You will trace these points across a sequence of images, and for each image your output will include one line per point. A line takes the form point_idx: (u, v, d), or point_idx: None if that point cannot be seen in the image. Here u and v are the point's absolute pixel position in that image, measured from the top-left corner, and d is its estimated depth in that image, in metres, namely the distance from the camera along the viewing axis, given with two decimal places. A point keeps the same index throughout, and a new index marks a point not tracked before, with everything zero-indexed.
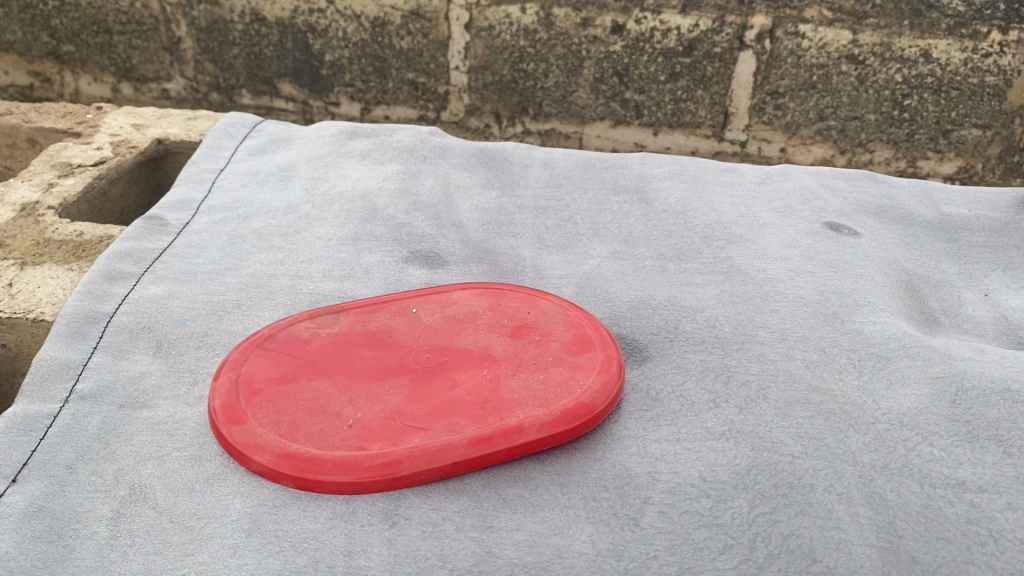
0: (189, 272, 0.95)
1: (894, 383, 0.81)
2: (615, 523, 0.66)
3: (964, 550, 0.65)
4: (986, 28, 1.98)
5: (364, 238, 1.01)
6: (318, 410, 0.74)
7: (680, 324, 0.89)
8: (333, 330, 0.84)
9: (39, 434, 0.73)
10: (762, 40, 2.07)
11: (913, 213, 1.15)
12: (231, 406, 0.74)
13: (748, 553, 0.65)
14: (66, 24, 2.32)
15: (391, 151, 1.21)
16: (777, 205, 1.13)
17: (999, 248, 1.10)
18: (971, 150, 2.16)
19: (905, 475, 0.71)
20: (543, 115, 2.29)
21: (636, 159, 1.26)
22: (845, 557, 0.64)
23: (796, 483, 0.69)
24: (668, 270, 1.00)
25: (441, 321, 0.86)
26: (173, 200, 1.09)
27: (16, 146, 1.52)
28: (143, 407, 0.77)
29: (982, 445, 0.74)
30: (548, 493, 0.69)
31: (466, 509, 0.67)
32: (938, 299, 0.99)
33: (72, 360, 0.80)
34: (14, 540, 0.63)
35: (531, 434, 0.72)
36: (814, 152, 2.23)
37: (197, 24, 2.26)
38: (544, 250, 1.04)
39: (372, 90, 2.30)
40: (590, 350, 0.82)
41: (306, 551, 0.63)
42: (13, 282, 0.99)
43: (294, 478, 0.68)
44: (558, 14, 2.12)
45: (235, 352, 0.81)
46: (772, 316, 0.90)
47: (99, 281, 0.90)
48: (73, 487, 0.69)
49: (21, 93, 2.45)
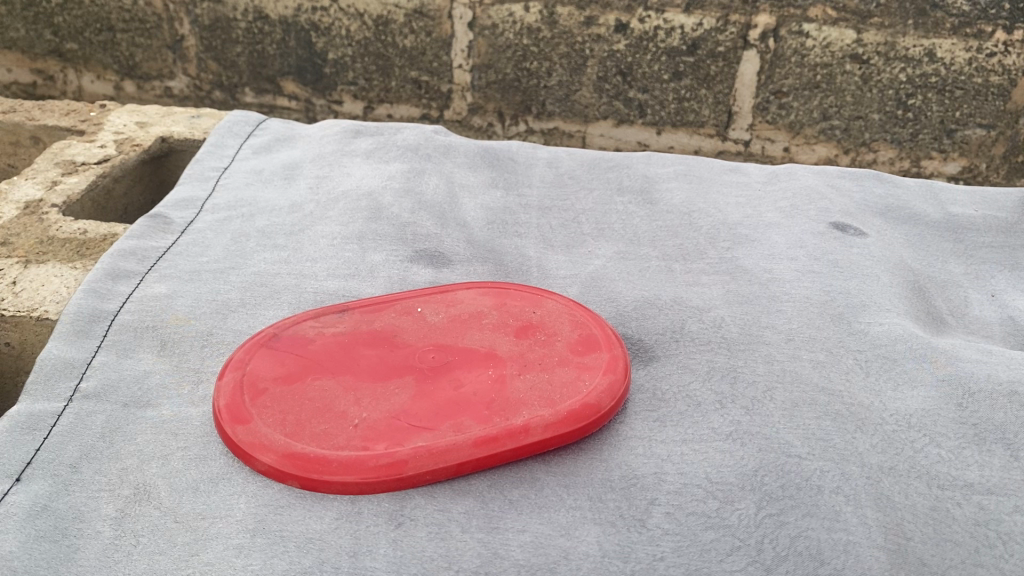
0: (193, 271, 0.95)
1: (901, 384, 0.80)
2: (622, 524, 0.66)
3: (973, 553, 0.65)
4: (991, 28, 1.97)
5: (369, 236, 1.01)
6: (324, 409, 0.73)
7: (685, 324, 0.89)
8: (338, 329, 0.84)
9: (43, 433, 0.72)
10: (765, 39, 2.07)
11: (919, 213, 1.14)
12: (236, 405, 0.74)
13: (755, 556, 0.64)
14: (68, 21, 2.32)
15: (396, 150, 1.21)
16: (782, 205, 1.12)
17: (1005, 249, 1.09)
18: (975, 150, 2.15)
19: (912, 477, 0.70)
20: (546, 114, 2.29)
21: (641, 158, 1.26)
22: (854, 559, 0.64)
23: (803, 484, 0.69)
24: (673, 270, 0.99)
25: (446, 321, 0.86)
26: (177, 199, 1.09)
27: (19, 143, 1.52)
28: (147, 407, 0.77)
29: (989, 448, 0.74)
30: (554, 494, 0.69)
31: (472, 510, 0.67)
32: (944, 300, 0.98)
33: (75, 360, 0.80)
34: (17, 540, 0.63)
35: (537, 434, 0.72)
36: (818, 152, 2.23)
37: (200, 22, 2.26)
38: (549, 250, 1.04)
39: (375, 88, 2.30)
40: (596, 350, 0.82)
41: (312, 552, 0.63)
42: (16, 280, 0.99)
43: (298, 478, 0.68)
44: (562, 13, 2.11)
45: (240, 351, 0.80)
46: (778, 317, 0.89)
47: (102, 279, 0.90)
48: (77, 487, 0.68)
49: (24, 91, 2.44)
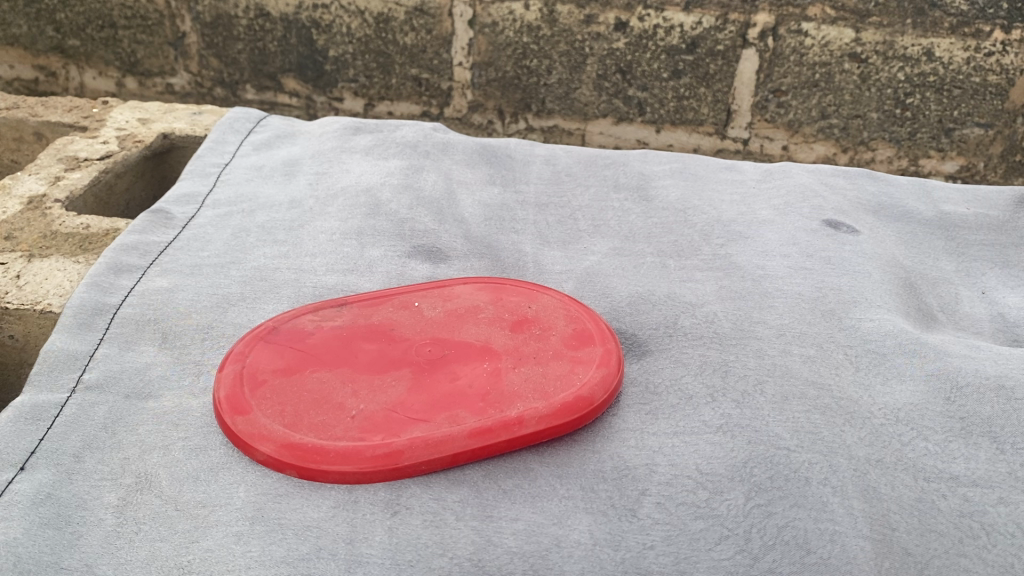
0: (194, 265, 0.96)
1: (890, 378, 0.82)
2: (613, 514, 0.67)
3: (956, 543, 0.67)
4: (988, 27, 1.99)
5: (368, 232, 1.03)
6: (322, 401, 0.75)
7: (679, 319, 0.90)
8: (337, 322, 0.85)
9: (46, 423, 0.74)
10: (765, 38, 2.08)
11: (912, 211, 1.15)
12: (236, 396, 0.75)
13: (743, 545, 0.66)
14: (71, 18, 2.33)
15: (395, 147, 1.22)
16: (776, 202, 1.14)
17: (997, 246, 1.11)
18: (973, 148, 2.16)
19: (899, 468, 0.72)
20: (546, 112, 2.30)
21: (637, 157, 1.27)
22: (839, 548, 0.65)
23: (792, 476, 0.70)
24: (667, 266, 1.01)
25: (443, 315, 0.87)
26: (178, 194, 1.10)
27: (22, 139, 1.53)
28: (148, 398, 0.78)
29: (975, 441, 0.75)
30: (547, 484, 0.70)
31: (467, 499, 0.68)
32: (935, 297, 1.00)
33: (79, 352, 0.82)
34: (22, 527, 0.64)
35: (531, 426, 0.73)
36: (816, 151, 2.24)
37: (202, 19, 2.27)
38: (545, 246, 1.06)
39: (375, 85, 2.31)
40: (590, 344, 0.83)
41: (310, 539, 0.64)
42: (21, 274, 1.01)
43: (297, 468, 0.69)
44: (562, 11, 2.12)
45: (240, 343, 0.82)
46: (770, 312, 0.91)
47: (104, 273, 0.92)
48: (80, 475, 0.70)
49: (25, 87, 2.45)
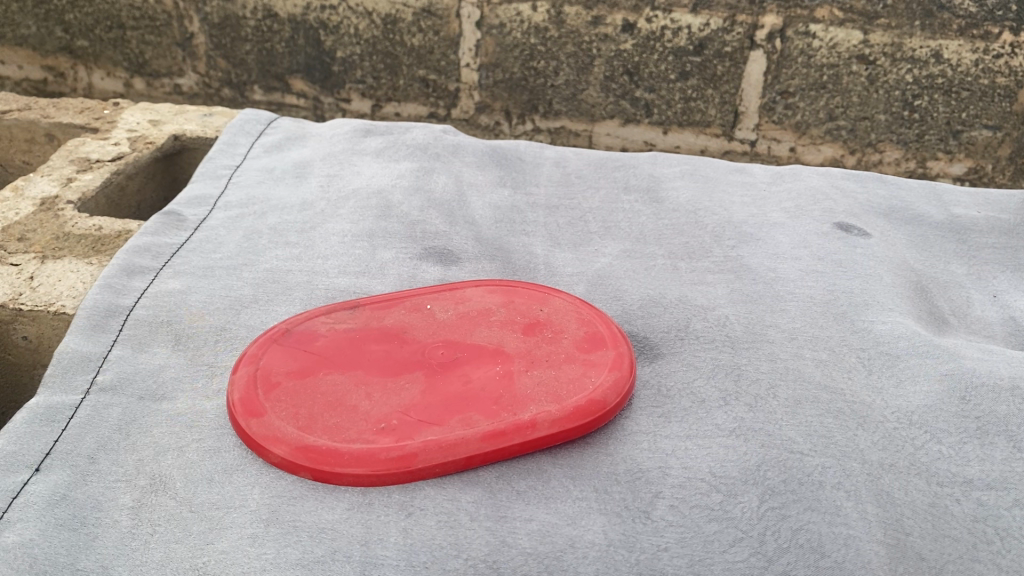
0: (207, 267, 0.96)
1: (903, 380, 0.82)
2: (627, 515, 0.68)
3: (970, 548, 0.67)
4: (997, 29, 1.98)
5: (379, 234, 1.03)
6: (336, 403, 0.75)
7: (691, 323, 0.90)
8: (348, 325, 0.85)
9: (61, 424, 0.74)
10: (772, 40, 2.08)
11: (924, 214, 1.15)
12: (250, 398, 0.76)
13: (757, 546, 0.66)
14: (79, 19, 2.33)
15: (405, 149, 1.22)
16: (787, 205, 1.14)
17: (1008, 250, 1.11)
18: (982, 150, 2.16)
19: (911, 473, 0.72)
20: (553, 113, 2.30)
21: (647, 159, 1.27)
22: (854, 552, 0.65)
23: (806, 480, 0.70)
24: (678, 268, 1.01)
25: (454, 318, 0.87)
26: (190, 196, 1.11)
27: (34, 141, 1.54)
28: (162, 400, 0.78)
29: (992, 440, 0.75)
30: (561, 485, 0.70)
31: (481, 500, 0.68)
32: (946, 300, 0.99)
33: (93, 354, 0.82)
34: (38, 528, 0.65)
35: (544, 429, 0.73)
36: (824, 152, 2.23)
37: (210, 20, 2.28)
38: (556, 249, 1.06)
39: (383, 87, 2.31)
40: (602, 347, 0.83)
41: (324, 542, 0.64)
42: (34, 275, 1.01)
43: (311, 470, 0.70)
44: (569, 12, 2.13)
45: (253, 346, 0.82)
46: (782, 316, 0.91)
47: (117, 275, 0.92)
48: (94, 477, 0.70)
49: (34, 87, 2.46)
